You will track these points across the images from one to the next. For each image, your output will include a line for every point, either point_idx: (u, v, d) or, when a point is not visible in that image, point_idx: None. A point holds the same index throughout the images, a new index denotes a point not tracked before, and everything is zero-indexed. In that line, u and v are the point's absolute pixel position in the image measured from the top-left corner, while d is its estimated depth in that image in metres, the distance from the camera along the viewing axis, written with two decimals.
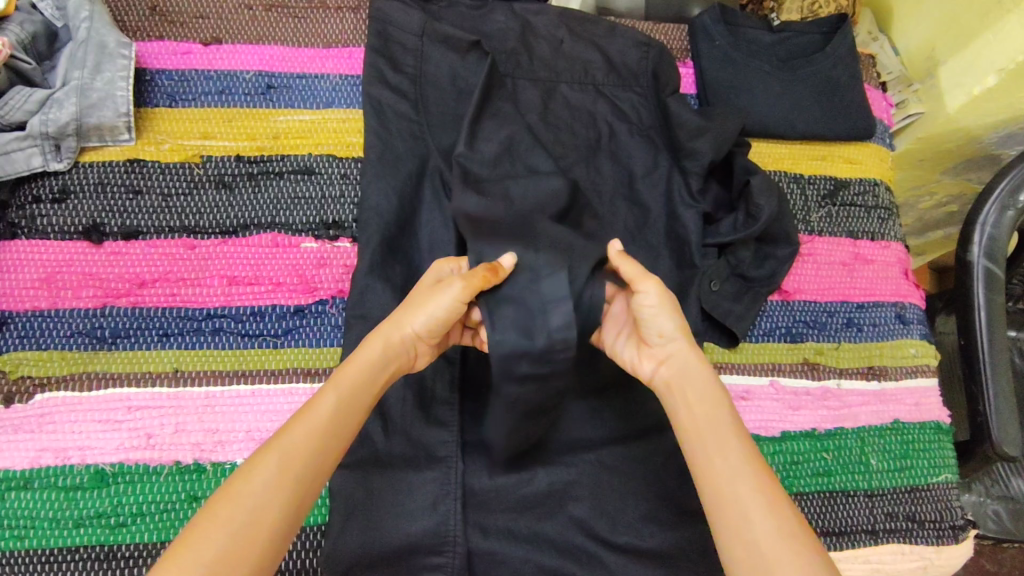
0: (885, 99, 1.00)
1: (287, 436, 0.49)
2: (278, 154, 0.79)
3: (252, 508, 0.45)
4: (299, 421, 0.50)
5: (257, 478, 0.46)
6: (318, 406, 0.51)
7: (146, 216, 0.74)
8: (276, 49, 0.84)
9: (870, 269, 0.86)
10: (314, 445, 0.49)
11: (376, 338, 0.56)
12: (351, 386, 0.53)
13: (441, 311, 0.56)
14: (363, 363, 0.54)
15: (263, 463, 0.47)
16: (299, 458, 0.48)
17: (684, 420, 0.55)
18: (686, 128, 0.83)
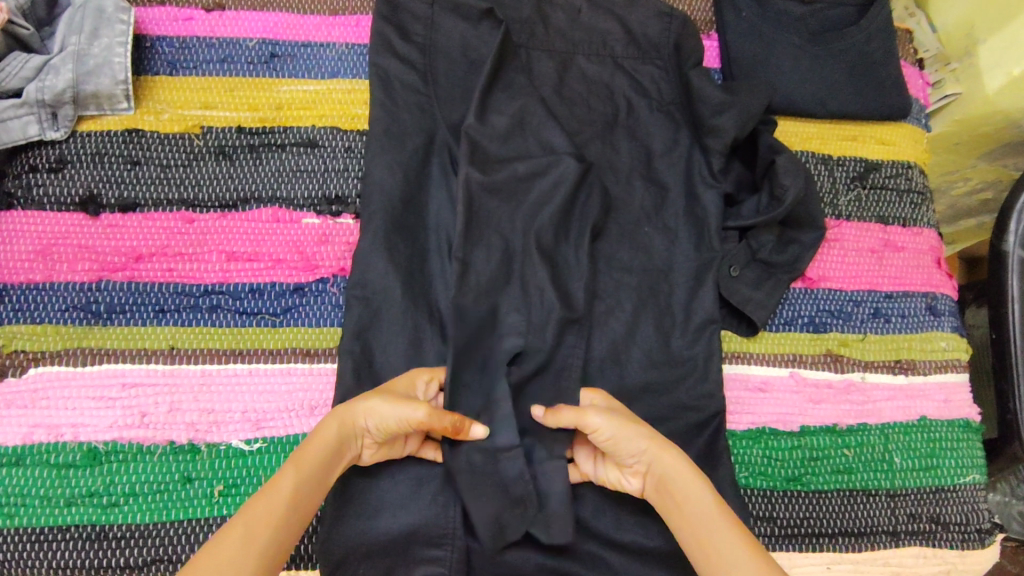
0: (923, 77, 0.94)
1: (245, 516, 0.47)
2: (281, 125, 0.76)
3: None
4: (258, 501, 0.48)
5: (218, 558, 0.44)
6: (275, 487, 0.50)
7: (144, 189, 0.72)
8: (281, 16, 0.81)
9: (899, 257, 0.82)
10: (274, 523, 0.48)
11: (334, 421, 0.55)
12: (310, 465, 0.52)
13: (396, 414, 0.56)
14: (322, 446, 0.54)
15: (227, 543, 0.45)
16: (261, 535, 0.47)
17: (677, 519, 0.55)
18: (707, 103, 0.77)
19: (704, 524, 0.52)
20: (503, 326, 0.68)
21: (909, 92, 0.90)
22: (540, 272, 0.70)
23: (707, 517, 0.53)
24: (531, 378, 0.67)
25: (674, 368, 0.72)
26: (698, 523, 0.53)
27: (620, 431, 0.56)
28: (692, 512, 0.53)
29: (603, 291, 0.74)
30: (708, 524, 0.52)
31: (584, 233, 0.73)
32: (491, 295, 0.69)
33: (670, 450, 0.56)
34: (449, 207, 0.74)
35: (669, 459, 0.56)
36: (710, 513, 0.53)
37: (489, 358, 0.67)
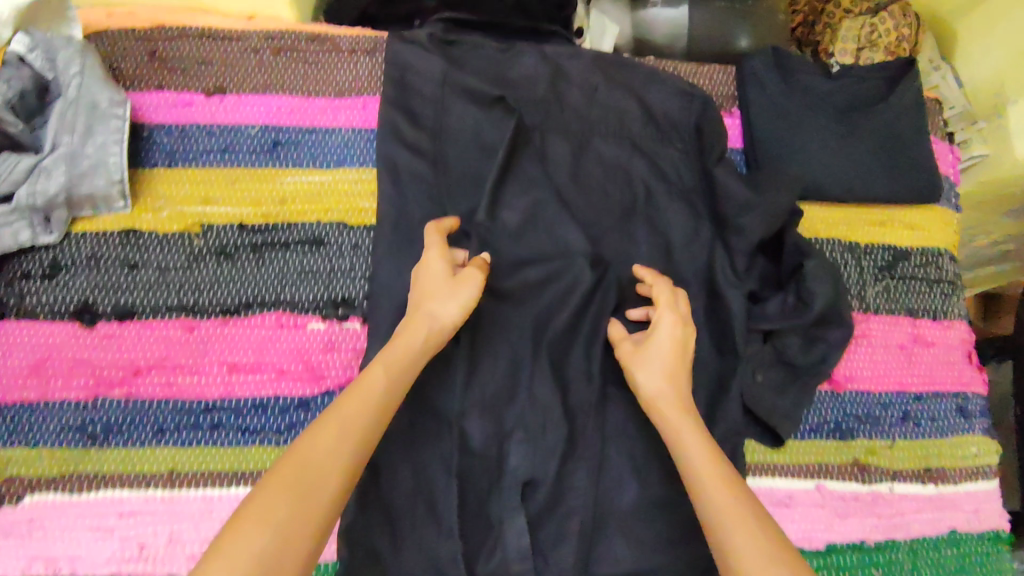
0: (953, 151, 0.89)
1: (342, 408, 0.53)
2: (284, 221, 0.73)
3: (317, 472, 0.48)
4: (353, 394, 0.54)
5: (317, 445, 0.50)
6: (367, 386, 0.55)
7: (143, 295, 0.69)
8: (285, 99, 0.77)
9: (929, 353, 0.78)
10: (365, 421, 0.53)
11: (416, 323, 0.61)
12: (398, 361, 0.58)
13: (466, 297, 0.62)
14: (408, 344, 0.59)
15: (327, 434, 0.50)
16: (359, 425, 0.52)
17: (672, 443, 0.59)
18: (731, 202, 0.73)
19: (700, 473, 0.55)
20: (511, 443, 0.68)
21: (940, 171, 0.86)
22: (550, 389, 0.69)
23: (707, 466, 0.55)
24: (544, 501, 0.67)
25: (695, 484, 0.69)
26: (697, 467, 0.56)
27: (664, 378, 0.63)
28: (691, 462, 0.57)
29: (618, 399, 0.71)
30: (704, 474, 0.55)
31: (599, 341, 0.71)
32: (498, 409, 0.69)
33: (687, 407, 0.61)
34: None
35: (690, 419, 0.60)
36: (713, 464, 0.56)
37: (499, 480, 0.67)
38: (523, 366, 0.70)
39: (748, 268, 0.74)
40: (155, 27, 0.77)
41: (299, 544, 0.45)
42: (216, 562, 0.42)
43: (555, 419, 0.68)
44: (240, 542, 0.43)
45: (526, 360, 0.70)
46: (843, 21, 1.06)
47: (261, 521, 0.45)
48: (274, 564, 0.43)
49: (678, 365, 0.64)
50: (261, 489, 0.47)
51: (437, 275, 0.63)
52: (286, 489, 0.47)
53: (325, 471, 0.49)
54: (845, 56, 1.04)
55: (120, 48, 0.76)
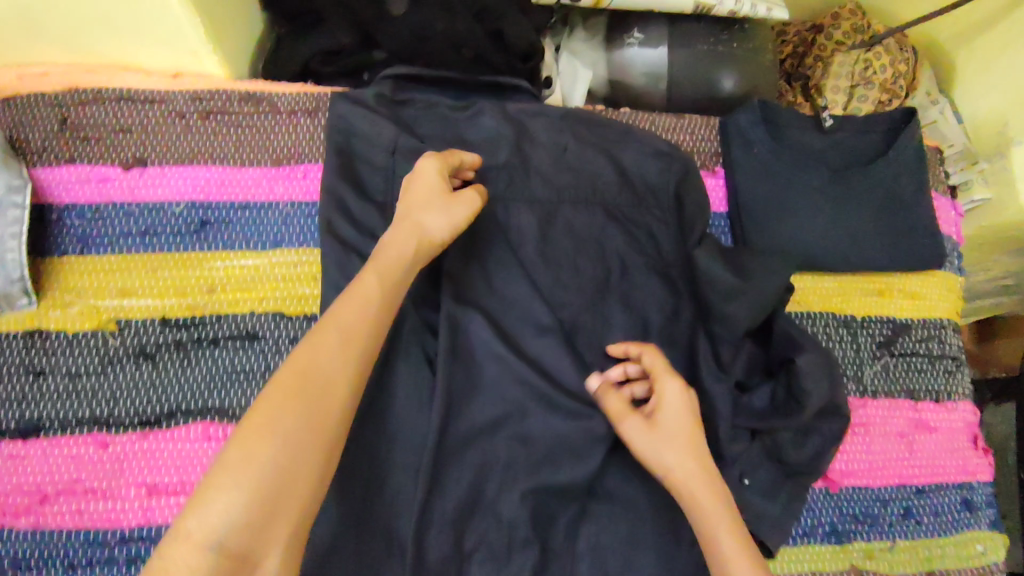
0: (956, 208, 0.82)
1: (334, 331, 0.50)
2: (213, 314, 0.65)
3: (312, 391, 0.47)
4: (342, 318, 0.51)
5: (305, 372, 0.48)
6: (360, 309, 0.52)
7: (50, 406, 0.61)
8: (213, 170, 0.68)
9: (932, 440, 0.72)
10: (368, 326, 0.52)
11: (393, 251, 0.56)
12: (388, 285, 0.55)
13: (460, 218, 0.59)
14: (393, 269, 0.55)
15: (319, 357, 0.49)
16: (351, 350, 0.50)
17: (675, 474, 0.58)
18: (715, 287, 0.65)
19: (716, 544, 0.55)
20: (471, 564, 0.61)
21: (942, 232, 0.78)
22: (518, 505, 0.62)
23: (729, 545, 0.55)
24: None
25: None
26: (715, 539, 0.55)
27: (670, 449, 0.59)
28: (708, 533, 0.56)
29: (595, 506, 0.65)
30: (723, 546, 0.55)
31: (577, 447, 0.64)
32: (460, 526, 0.61)
33: (708, 474, 0.59)
34: (417, 413, 0.63)
35: (705, 479, 0.58)
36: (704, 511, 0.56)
37: None
38: (490, 476, 0.63)
39: (734, 358, 0.66)
40: (65, 90, 0.68)
41: (314, 444, 0.46)
42: (221, 483, 0.43)
43: (524, 539, 0.62)
44: (243, 462, 0.43)
45: (492, 469, 0.63)
46: (835, 55, 0.97)
47: (260, 445, 0.44)
48: (279, 483, 0.44)
49: (690, 435, 0.60)
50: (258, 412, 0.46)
51: (429, 194, 0.59)
52: (282, 411, 0.46)
53: (320, 396, 0.48)
54: (838, 94, 0.96)
55: (22, 116, 0.67)
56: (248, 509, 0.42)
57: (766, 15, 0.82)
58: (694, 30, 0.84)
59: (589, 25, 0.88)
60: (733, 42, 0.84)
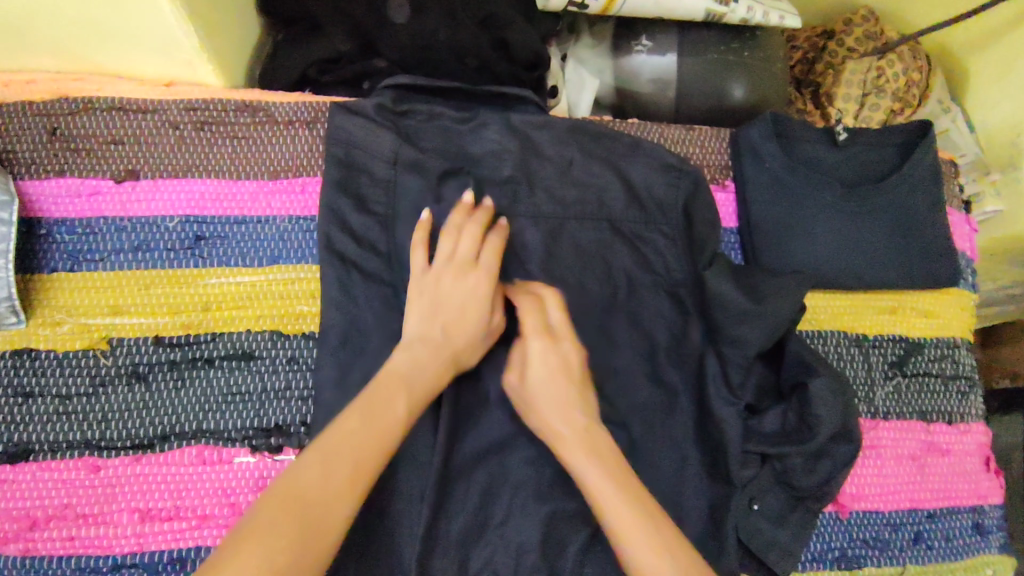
0: (969, 223, 0.80)
1: (358, 427, 0.50)
2: (208, 333, 0.63)
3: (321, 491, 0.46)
4: (372, 422, 0.51)
5: (324, 469, 0.47)
6: (385, 412, 0.52)
7: (39, 429, 0.59)
8: (208, 183, 0.66)
9: (944, 463, 0.70)
10: (405, 403, 0.53)
11: (427, 337, 0.58)
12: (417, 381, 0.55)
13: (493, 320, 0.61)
14: (428, 372, 0.56)
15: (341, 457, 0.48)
16: (384, 420, 0.51)
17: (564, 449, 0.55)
18: (726, 311, 0.63)
19: (603, 507, 0.52)
20: None
21: (956, 248, 0.77)
22: (523, 530, 0.60)
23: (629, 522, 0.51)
24: None
25: None
26: (602, 503, 0.52)
27: (549, 413, 0.57)
28: (595, 499, 0.53)
29: None
30: (614, 510, 0.52)
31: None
32: (464, 551, 0.59)
33: (596, 442, 0.56)
34: (420, 436, 0.61)
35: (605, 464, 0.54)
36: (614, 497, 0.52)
37: None
38: (497, 500, 0.61)
39: (743, 381, 0.65)
40: (55, 99, 0.66)
41: (339, 510, 0.47)
42: (254, 534, 0.44)
43: (532, 567, 0.59)
44: (274, 518, 0.45)
45: (499, 493, 0.61)
46: (846, 62, 0.95)
47: (288, 503, 0.45)
48: (302, 539, 0.44)
49: (567, 393, 0.58)
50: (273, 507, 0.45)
51: (455, 286, 0.60)
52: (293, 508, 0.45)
53: (332, 495, 0.47)
54: (849, 103, 0.94)
55: (12, 126, 0.65)
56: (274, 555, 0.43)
57: (778, 24, 0.81)
58: (705, 38, 0.82)
59: (595, 32, 0.86)
60: (744, 50, 0.82)
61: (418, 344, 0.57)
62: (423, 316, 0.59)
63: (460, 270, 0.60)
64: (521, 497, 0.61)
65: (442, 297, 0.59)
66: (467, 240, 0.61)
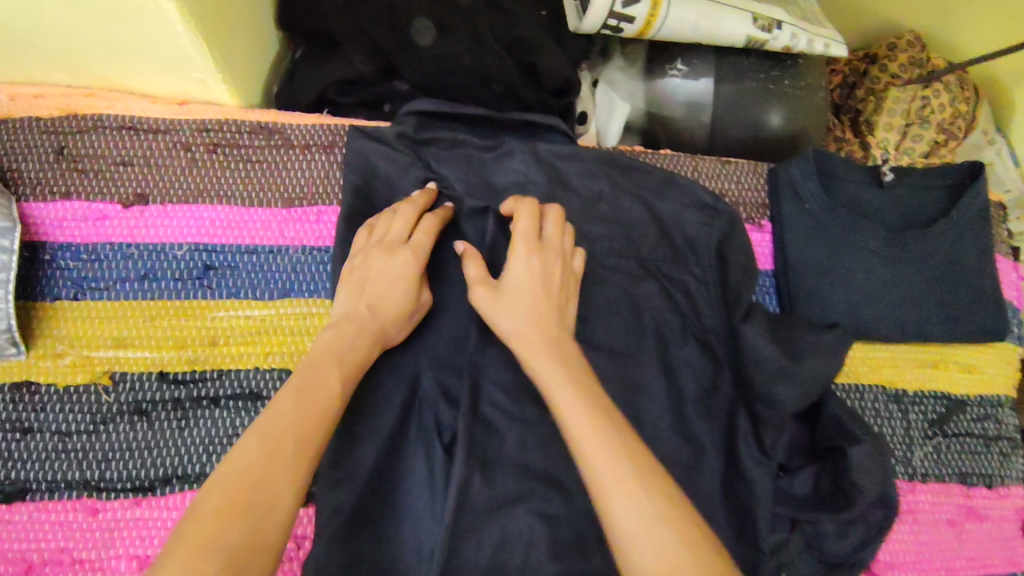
0: (1018, 271, 0.75)
1: (292, 411, 0.46)
2: (214, 369, 0.60)
3: (268, 490, 0.41)
4: (306, 397, 0.47)
5: (268, 457, 0.43)
6: (319, 392, 0.48)
7: (37, 467, 0.56)
8: (219, 209, 0.63)
9: (982, 529, 0.67)
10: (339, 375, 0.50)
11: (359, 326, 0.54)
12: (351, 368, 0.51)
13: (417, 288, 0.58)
14: (360, 350, 0.53)
15: (279, 448, 0.43)
16: (320, 393, 0.48)
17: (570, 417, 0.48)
18: (762, 367, 0.59)
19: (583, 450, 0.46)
20: None
21: (1004, 297, 0.73)
22: None
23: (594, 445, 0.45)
24: None
25: None
26: (576, 433, 0.47)
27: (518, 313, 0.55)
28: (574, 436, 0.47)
29: None
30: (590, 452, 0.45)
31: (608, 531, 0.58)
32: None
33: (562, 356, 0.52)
34: (433, 487, 0.58)
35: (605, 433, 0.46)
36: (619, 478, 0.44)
37: None
38: (511, 561, 0.56)
39: (776, 441, 0.61)
40: (64, 117, 0.63)
41: (281, 482, 0.42)
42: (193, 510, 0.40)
43: None
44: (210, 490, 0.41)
45: (514, 551, 0.56)
46: (890, 89, 0.90)
47: (222, 474, 0.42)
48: (244, 509, 0.40)
49: (540, 303, 0.55)
50: (211, 513, 0.39)
51: (385, 265, 0.57)
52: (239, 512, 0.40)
53: (277, 491, 0.42)
54: (890, 133, 0.89)
55: (18, 144, 0.62)
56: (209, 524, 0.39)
57: (823, 52, 0.76)
58: (744, 64, 0.77)
59: (627, 52, 0.82)
60: (784, 78, 0.78)
61: (346, 324, 0.54)
62: (352, 295, 0.56)
63: (388, 247, 0.58)
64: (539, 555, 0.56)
65: (370, 273, 0.57)
66: (401, 221, 0.59)
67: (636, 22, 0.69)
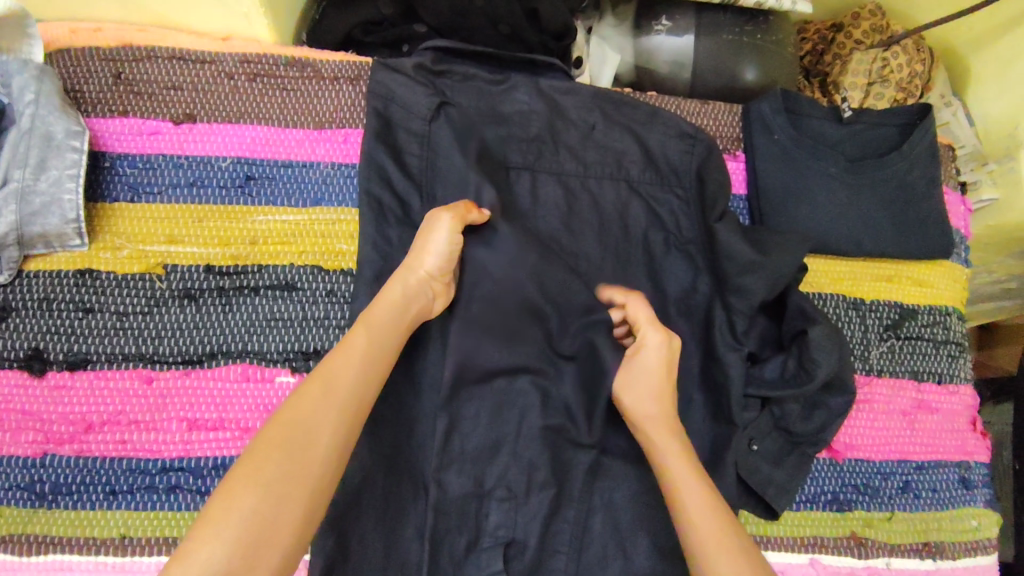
0: (964, 203, 0.85)
1: (339, 370, 0.52)
2: (254, 264, 0.68)
3: (303, 432, 0.48)
4: (350, 356, 0.53)
5: (317, 411, 0.49)
6: (359, 353, 0.54)
7: (98, 342, 0.64)
8: (260, 130, 0.72)
9: (933, 419, 0.75)
10: (384, 336, 0.56)
11: (397, 281, 0.60)
12: (380, 329, 0.56)
13: (446, 236, 0.62)
14: (396, 317, 0.58)
15: (315, 393, 0.50)
16: (367, 356, 0.54)
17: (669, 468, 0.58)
18: (734, 261, 0.68)
19: (677, 479, 0.57)
20: (491, 500, 0.65)
21: (950, 223, 0.82)
22: (535, 448, 0.66)
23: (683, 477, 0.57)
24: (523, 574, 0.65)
25: (685, 556, 0.66)
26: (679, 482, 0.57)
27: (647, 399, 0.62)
28: (670, 472, 0.58)
29: (609, 461, 0.68)
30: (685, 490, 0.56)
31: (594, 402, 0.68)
32: (480, 466, 0.65)
33: (672, 425, 0.61)
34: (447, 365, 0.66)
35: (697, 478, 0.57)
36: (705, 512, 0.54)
37: (476, 538, 0.64)
38: (508, 425, 0.66)
39: (747, 330, 0.69)
40: (122, 47, 0.72)
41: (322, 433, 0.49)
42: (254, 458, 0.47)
43: (541, 482, 0.65)
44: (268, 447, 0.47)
45: (512, 415, 0.66)
46: (853, 53, 1.00)
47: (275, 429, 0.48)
48: (293, 459, 0.47)
49: (659, 384, 0.62)
50: (256, 452, 0.46)
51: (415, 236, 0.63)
52: (276, 450, 0.47)
53: (321, 438, 0.49)
54: (854, 89, 0.99)
55: (80, 69, 0.71)
56: (273, 477, 0.46)
57: (789, 8, 0.85)
58: (721, 19, 0.86)
59: (618, 12, 0.91)
60: (757, 33, 0.87)
61: (382, 304, 0.58)
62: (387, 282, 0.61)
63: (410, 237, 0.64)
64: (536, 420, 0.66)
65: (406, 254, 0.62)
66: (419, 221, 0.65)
67: None
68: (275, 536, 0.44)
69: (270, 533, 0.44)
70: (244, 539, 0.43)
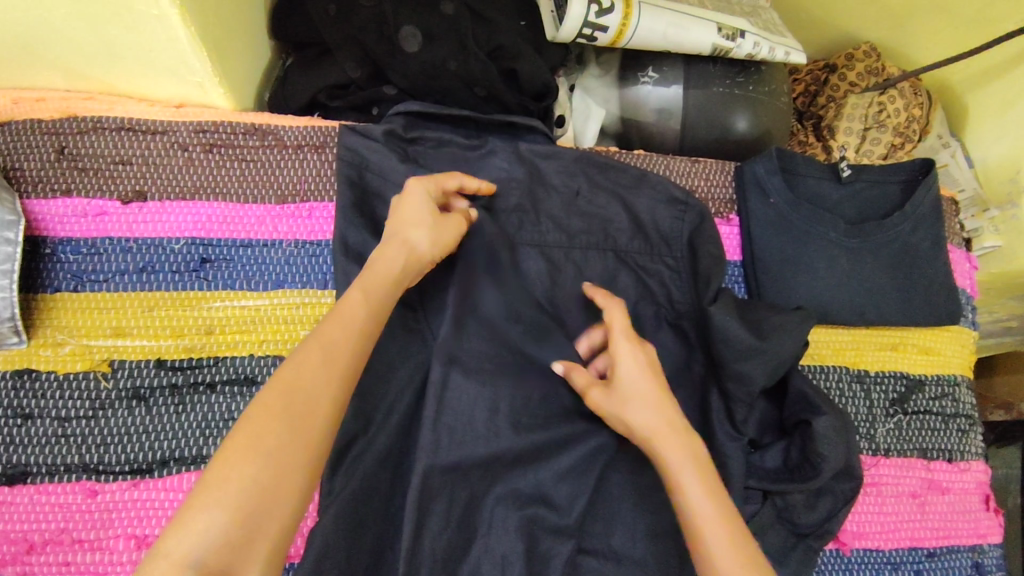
0: (969, 259, 0.81)
1: (339, 334, 0.46)
2: (210, 357, 0.63)
3: (303, 401, 0.42)
4: (348, 320, 0.47)
5: (320, 375, 0.44)
6: (357, 312, 0.48)
7: (39, 451, 0.59)
8: (215, 206, 0.66)
9: (943, 500, 0.71)
10: (385, 298, 0.51)
11: (394, 251, 0.54)
12: (376, 294, 0.50)
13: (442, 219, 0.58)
14: (394, 280, 0.52)
15: (317, 357, 0.44)
16: (370, 317, 0.49)
17: (677, 471, 0.52)
18: (731, 346, 0.62)
19: (685, 484, 0.52)
20: None
21: (956, 284, 0.78)
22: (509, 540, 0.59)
23: (692, 482, 0.52)
24: None
25: None
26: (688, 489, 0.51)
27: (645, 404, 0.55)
28: (675, 474, 0.52)
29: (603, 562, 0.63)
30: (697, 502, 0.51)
31: (581, 489, 0.62)
32: (450, 566, 0.58)
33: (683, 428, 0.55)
34: None
35: (705, 483, 0.52)
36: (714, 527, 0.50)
37: None
38: (477, 517, 0.59)
39: (747, 417, 0.64)
40: (64, 118, 0.65)
41: (327, 397, 0.43)
42: (251, 428, 0.40)
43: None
44: (267, 417, 0.41)
45: (490, 515, 0.60)
46: (849, 96, 0.96)
47: (276, 393, 0.42)
48: (295, 426, 0.41)
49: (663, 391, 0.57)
50: (251, 422, 0.40)
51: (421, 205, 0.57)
52: (273, 422, 0.40)
53: (325, 404, 0.43)
54: (850, 136, 0.95)
55: (18, 143, 0.64)
56: (276, 447, 0.40)
57: (783, 59, 0.83)
58: (710, 71, 0.82)
59: (602, 61, 0.87)
60: (749, 83, 0.82)
61: (378, 268, 0.52)
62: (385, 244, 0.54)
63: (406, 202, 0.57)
64: (523, 524, 0.59)
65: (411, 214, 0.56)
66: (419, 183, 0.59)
67: (609, 31, 0.73)
68: (274, 515, 0.39)
69: (271, 512, 0.39)
70: (242, 513, 0.38)
